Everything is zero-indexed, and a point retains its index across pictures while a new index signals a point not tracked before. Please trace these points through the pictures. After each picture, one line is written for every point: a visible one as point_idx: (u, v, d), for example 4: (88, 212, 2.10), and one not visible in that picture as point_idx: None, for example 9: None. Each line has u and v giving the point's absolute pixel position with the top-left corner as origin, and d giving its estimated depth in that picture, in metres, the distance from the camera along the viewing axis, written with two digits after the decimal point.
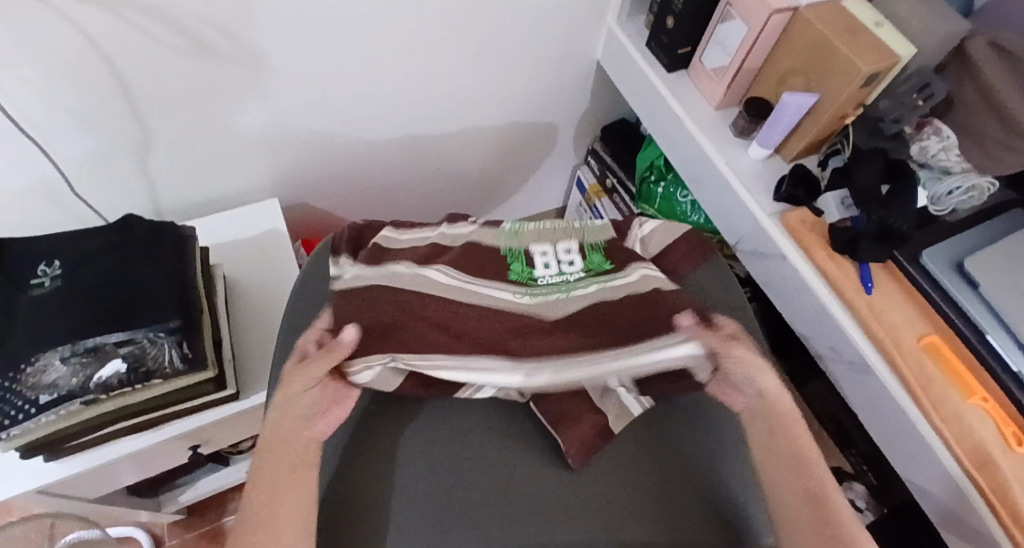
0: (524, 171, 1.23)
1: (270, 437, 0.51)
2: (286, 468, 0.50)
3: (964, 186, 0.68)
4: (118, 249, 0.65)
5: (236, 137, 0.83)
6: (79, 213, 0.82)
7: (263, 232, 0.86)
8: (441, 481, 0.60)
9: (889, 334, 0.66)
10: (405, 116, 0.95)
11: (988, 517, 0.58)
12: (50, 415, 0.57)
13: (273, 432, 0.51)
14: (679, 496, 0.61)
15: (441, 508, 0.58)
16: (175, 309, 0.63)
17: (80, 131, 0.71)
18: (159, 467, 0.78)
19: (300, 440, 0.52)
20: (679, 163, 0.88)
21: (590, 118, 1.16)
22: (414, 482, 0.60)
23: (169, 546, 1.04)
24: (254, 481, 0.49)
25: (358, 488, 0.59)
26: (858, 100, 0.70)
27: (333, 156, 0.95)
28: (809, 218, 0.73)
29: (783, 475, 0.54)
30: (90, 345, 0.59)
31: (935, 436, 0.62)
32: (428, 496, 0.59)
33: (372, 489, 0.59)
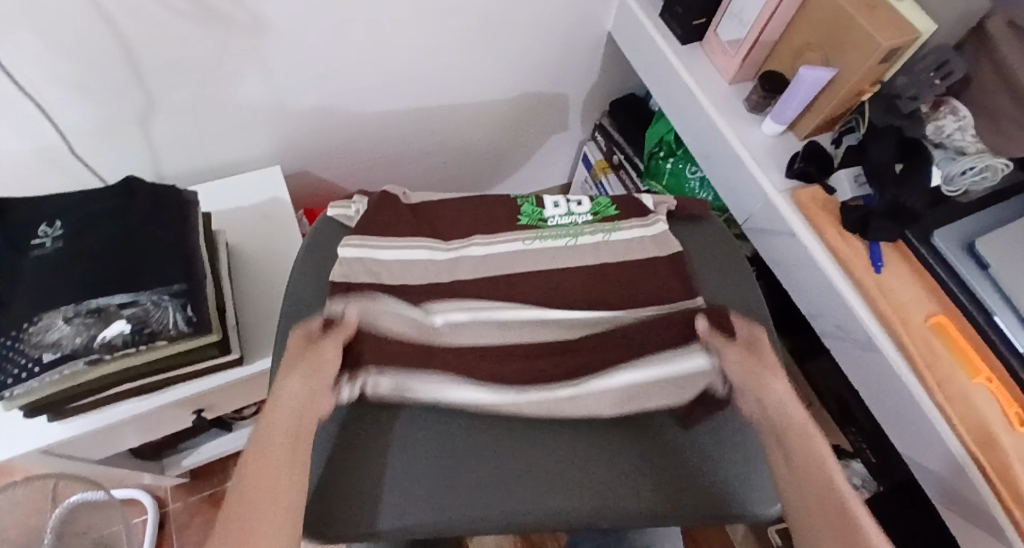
0: (530, 145, 1.22)
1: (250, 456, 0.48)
2: (267, 483, 0.46)
3: (979, 167, 0.67)
4: (120, 211, 0.64)
5: (240, 102, 0.81)
6: (82, 178, 0.81)
7: (266, 200, 0.86)
8: (432, 447, 0.57)
9: (897, 312, 0.65)
10: (410, 85, 0.93)
11: (988, 495, 0.59)
12: (53, 375, 0.57)
13: (255, 451, 0.48)
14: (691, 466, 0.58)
15: (436, 474, 0.56)
16: (179, 272, 0.62)
17: (82, 95, 0.70)
18: (163, 430, 0.78)
19: (271, 455, 0.48)
20: (689, 138, 0.88)
21: (600, 92, 1.14)
22: (406, 447, 0.57)
23: (173, 509, 1.06)
24: (231, 496, 0.45)
25: (358, 458, 0.56)
26: (876, 77, 0.69)
27: (338, 124, 0.94)
28: (821, 196, 0.73)
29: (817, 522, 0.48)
30: (94, 306, 0.58)
31: (938, 415, 0.62)
32: (420, 461, 0.57)
33: (361, 447, 0.57)
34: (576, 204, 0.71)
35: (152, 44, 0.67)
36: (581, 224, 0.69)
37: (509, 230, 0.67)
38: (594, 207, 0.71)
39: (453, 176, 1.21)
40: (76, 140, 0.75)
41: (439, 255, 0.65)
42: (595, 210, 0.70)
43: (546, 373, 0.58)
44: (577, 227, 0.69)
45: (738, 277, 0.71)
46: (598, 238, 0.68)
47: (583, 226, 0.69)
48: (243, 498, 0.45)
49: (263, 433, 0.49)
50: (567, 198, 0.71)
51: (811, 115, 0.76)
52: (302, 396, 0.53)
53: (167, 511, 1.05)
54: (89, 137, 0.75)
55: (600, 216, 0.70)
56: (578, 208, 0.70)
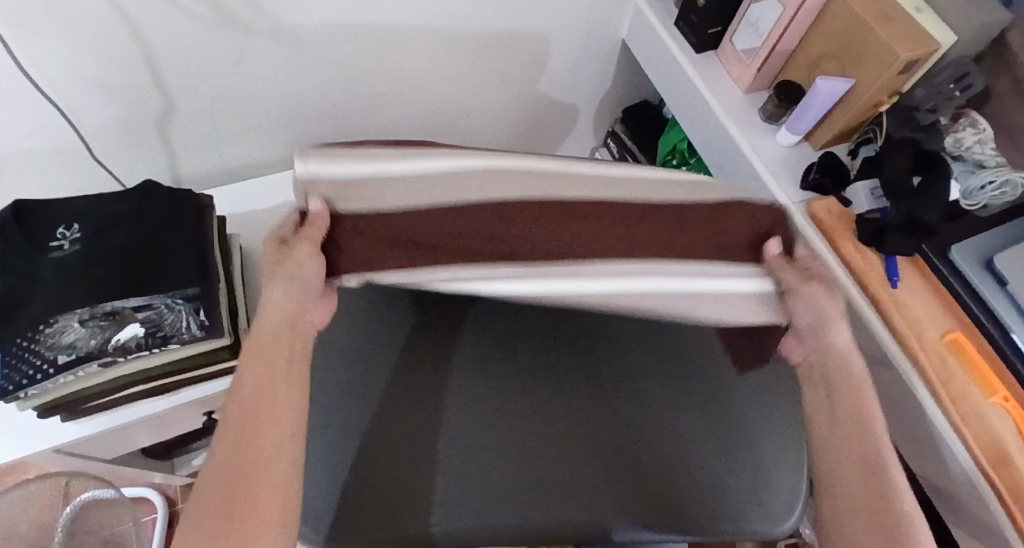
0: (543, 151, 1.22)
1: (233, 413, 0.44)
2: (241, 443, 0.42)
3: (998, 181, 0.65)
4: (136, 214, 0.65)
5: (255, 108, 0.82)
6: (100, 179, 0.82)
7: (279, 203, 0.86)
8: (484, 400, 0.58)
9: (911, 327, 0.65)
10: (425, 92, 0.93)
11: (1003, 517, 0.58)
12: (67, 375, 0.58)
13: (237, 409, 0.44)
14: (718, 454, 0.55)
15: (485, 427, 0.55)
16: (192, 276, 0.63)
17: (101, 98, 0.71)
18: (174, 431, 0.79)
19: (252, 423, 0.43)
20: (703, 148, 0.87)
21: (612, 99, 1.14)
22: (463, 396, 0.58)
23: (181, 508, 1.07)
24: (205, 471, 0.41)
25: (402, 406, 0.56)
26: (893, 88, 0.68)
27: (350, 129, 0.94)
28: (835, 207, 0.72)
29: (854, 484, 0.46)
30: (110, 309, 0.59)
31: (953, 433, 0.61)
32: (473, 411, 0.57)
33: (408, 406, 0.56)
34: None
35: (171, 49, 0.68)
36: None
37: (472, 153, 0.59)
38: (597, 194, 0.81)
39: None
40: (96, 143, 0.76)
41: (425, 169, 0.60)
42: None
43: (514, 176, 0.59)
44: None
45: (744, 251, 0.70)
46: None
47: None
48: (218, 468, 0.40)
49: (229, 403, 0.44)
50: None
51: (827, 126, 0.75)
52: (289, 310, 0.51)
53: (177, 510, 1.06)
54: (109, 140, 0.77)
55: None
56: None
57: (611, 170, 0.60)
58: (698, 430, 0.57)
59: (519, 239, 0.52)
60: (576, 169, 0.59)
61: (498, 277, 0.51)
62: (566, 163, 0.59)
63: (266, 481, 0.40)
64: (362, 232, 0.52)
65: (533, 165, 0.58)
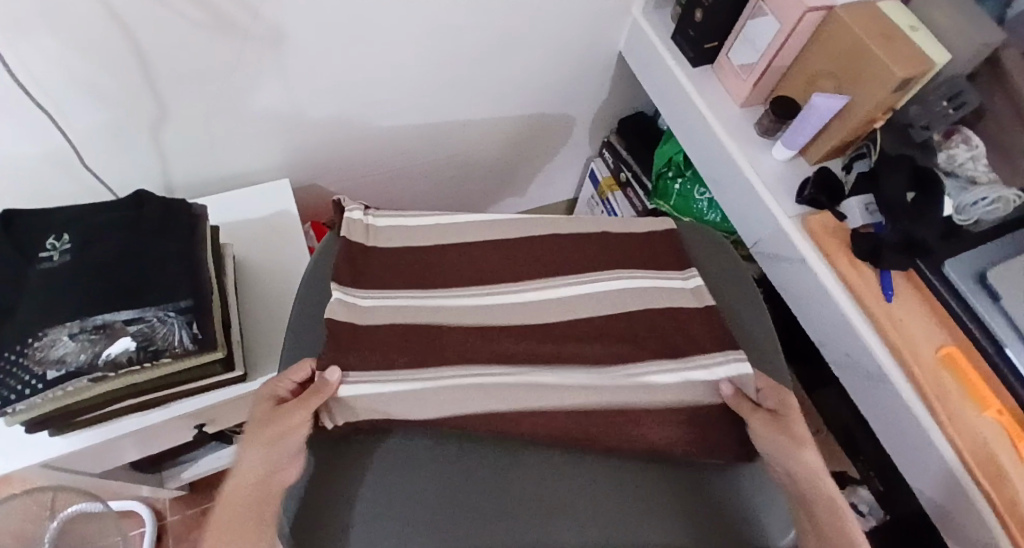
0: (539, 161, 1.22)
1: (229, 492, 0.49)
2: (235, 523, 0.46)
3: (990, 198, 0.66)
4: (128, 226, 0.64)
5: (248, 117, 0.82)
6: (90, 185, 0.80)
7: (274, 213, 0.85)
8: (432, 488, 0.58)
9: (907, 344, 0.65)
10: (421, 101, 0.93)
11: (1000, 534, 0.58)
12: (57, 390, 0.56)
13: (233, 487, 0.49)
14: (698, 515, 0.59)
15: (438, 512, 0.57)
16: (185, 288, 0.62)
17: (93, 104, 0.70)
18: (163, 444, 0.78)
19: (235, 505, 0.47)
20: (699, 161, 0.87)
21: (607, 111, 1.14)
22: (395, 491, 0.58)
23: (169, 520, 1.05)
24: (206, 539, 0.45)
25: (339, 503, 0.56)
26: (890, 105, 0.69)
27: (344, 138, 0.94)
28: (832, 223, 0.72)
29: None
30: (99, 322, 0.58)
31: (948, 449, 0.61)
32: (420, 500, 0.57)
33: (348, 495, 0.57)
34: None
35: (166, 53, 0.68)
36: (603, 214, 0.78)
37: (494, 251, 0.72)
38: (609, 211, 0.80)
39: (460, 191, 1.21)
40: (87, 150, 0.75)
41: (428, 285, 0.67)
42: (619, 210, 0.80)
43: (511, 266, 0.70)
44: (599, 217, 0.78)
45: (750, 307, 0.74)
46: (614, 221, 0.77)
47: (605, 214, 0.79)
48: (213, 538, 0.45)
49: (229, 488, 0.49)
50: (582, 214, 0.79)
51: (823, 142, 0.75)
52: (262, 470, 0.50)
53: (165, 523, 1.05)
54: (100, 147, 0.76)
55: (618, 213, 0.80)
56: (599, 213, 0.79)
57: (581, 352, 0.63)
58: (690, 499, 0.60)
59: (475, 352, 0.61)
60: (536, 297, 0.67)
61: (445, 380, 0.59)
62: (550, 282, 0.69)
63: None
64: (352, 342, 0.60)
65: (508, 298, 0.67)
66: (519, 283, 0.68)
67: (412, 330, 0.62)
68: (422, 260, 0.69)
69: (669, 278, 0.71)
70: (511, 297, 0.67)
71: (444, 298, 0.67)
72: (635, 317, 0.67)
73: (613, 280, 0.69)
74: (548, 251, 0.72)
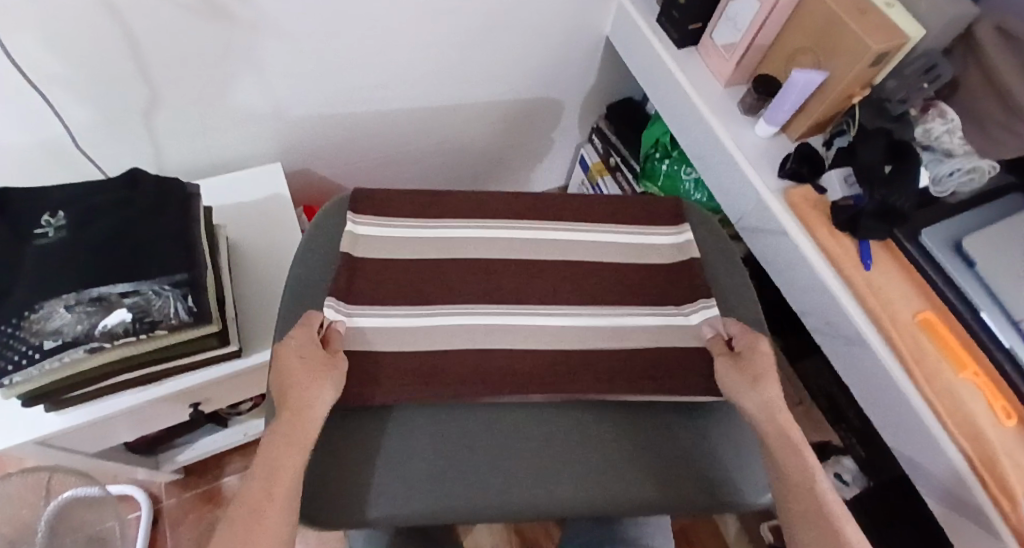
0: (529, 147, 1.24)
1: (284, 400, 0.55)
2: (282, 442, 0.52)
3: (965, 168, 0.69)
4: (124, 201, 0.65)
5: (240, 101, 0.83)
6: (82, 171, 0.81)
7: (266, 195, 0.86)
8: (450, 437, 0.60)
9: (885, 309, 0.67)
10: (416, 86, 0.95)
11: (977, 488, 0.60)
12: (54, 361, 0.57)
13: (285, 394, 0.55)
14: (686, 458, 0.62)
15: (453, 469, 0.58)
16: (180, 263, 0.63)
17: (85, 90, 0.70)
18: (161, 423, 0.79)
19: (299, 413, 0.54)
20: (684, 140, 0.90)
21: (596, 95, 1.16)
22: (402, 446, 0.59)
23: (166, 505, 1.06)
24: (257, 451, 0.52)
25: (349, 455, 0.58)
26: (866, 80, 0.71)
27: (339, 122, 0.95)
28: (812, 195, 0.74)
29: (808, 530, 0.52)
30: (95, 295, 0.59)
31: (926, 408, 0.63)
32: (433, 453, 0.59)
33: (365, 446, 0.59)
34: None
35: (158, 39, 0.68)
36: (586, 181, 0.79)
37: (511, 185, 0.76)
38: None
39: (451, 176, 1.22)
40: (81, 135, 0.76)
41: (480, 232, 0.71)
42: None
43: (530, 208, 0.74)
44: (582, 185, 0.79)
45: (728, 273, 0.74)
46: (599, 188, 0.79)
47: None
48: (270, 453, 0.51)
49: (288, 393, 0.55)
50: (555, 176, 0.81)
51: (802, 117, 0.77)
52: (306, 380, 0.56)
53: (161, 508, 1.06)
54: (94, 133, 0.76)
55: None
56: None
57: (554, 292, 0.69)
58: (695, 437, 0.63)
59: (464, 212, 0.73)
60: (546, 236, 0.72)
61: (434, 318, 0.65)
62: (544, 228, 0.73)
63: (273, 502, 0.49)
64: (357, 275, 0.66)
65: (492, 234, 0.72)
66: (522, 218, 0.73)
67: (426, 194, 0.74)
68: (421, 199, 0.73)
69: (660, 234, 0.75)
70: (495, 232, 0.72)
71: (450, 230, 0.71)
72: (620, 267, 0.72)
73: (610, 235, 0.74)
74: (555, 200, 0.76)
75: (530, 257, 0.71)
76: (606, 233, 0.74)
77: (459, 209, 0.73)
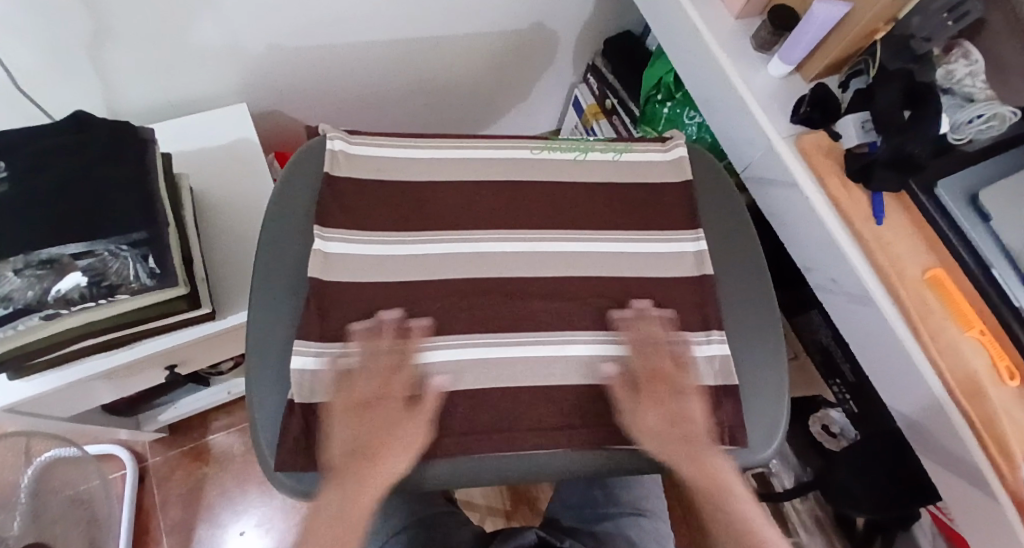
0: (519, 87, 1.16)
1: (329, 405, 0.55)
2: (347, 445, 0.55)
3: (987, 115, 0.63)
4: (70, 150, 0.58)
5: (201, 34, 0.74)
6: (27, 114, 0.73)
7: (234, 141, 0.79)
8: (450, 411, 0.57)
9: (893, 265, 0.64)
10: (397, 17, 0.86)
11: (974, 447, 0.59)
12: (7, 330, 0.53)
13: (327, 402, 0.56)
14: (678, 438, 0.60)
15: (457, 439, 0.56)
16: (138, 219, 0.57)
17: (19, 22, 0.62)
18: (137, 386, 0.75)
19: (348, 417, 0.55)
20: (690, 81, 0.84)
21: (593, 29, 1.08)
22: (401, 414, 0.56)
23: (151, 462, 1.04)
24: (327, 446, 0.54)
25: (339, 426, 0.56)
26: (892, 14, 0.64)
27: (309, 56, 0.86)
28: (824, 143, 0.70)
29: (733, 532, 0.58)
30: (45, 257, 0.53)
31: (928, 367, 0.61)
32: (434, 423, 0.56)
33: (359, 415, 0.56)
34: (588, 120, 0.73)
35: None
36: (592, 142, 0.72)
37: (515, 142, 0.70)
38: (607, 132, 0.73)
39: (437, 118, 1.15)
40: (21, 74, 0.68)
41: (456, 245, 0.63)
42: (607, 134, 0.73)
43: (526, 204, 0.66)
44: (587, 144, 0.71)
45: (738, 284, 0.67)
46: (607, 156, 0.71)
47: (594, 144, 0.71)
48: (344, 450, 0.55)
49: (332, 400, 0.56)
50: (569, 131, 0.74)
51: (819, 56, 0.72)
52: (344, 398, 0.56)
53: (147, 466, 1.04)
54: (34, 71, 0.68)
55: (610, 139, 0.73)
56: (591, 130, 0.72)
57: (560, 323, 0.60)
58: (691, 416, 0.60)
59: (447, 218, 0.64)
60: (544, 249, 0.64)
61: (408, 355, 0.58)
62: (543, 237, 0.65)
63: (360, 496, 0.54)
64: (334, 305, 0.59)
65: (483, 247, 0.63)
66: (522, 225, 0.65)
67: (401, 194, 0.65)
68: (406, 199, 0.64)
69: (677, 237, 0.67)
70: (485, 241, 0.63)
71: (440, 245, 0.63)
72: (628, 284, 0.64)
73: (618, 242, 0.66)
74: (559, 195, 0.68)
75: (526, 277, 0.63)
76: (618, 236, 0.66)
77: (444, 219, 0.64)
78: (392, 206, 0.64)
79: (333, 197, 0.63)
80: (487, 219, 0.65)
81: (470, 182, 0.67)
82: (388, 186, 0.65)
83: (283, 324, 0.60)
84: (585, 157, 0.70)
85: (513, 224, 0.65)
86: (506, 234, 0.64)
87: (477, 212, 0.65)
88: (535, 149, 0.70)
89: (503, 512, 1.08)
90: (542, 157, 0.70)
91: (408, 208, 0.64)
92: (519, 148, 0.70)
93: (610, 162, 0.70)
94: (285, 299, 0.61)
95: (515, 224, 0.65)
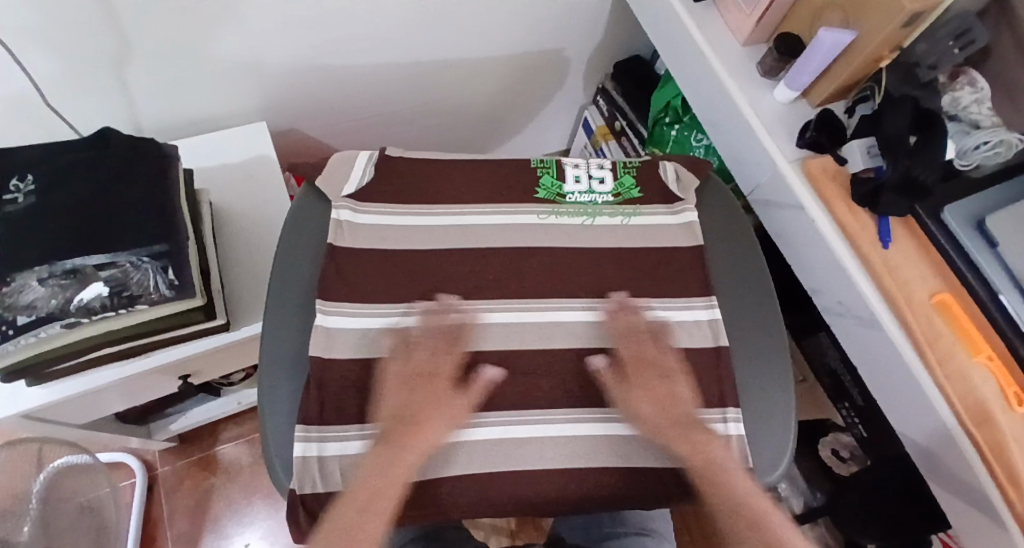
0: (530, 108, 1.18)
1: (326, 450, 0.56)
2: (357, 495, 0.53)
3: (993, 141, 0.64)
4: (95, 165, 0.60)
5: (221, 54, 0.77)
6: (55, 131, 0.76)
7: (253, 158, 0.81)
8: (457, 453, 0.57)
9: (900, 288, 0.64)
10: (410, 41, 0.89)
11: (983, 474, 0.59)
12: (30, 337, 0.54)
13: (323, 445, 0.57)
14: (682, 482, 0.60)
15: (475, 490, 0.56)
16: (158, 231, 0.59)
17: (53, 41, 0.65)
18: (152, 394, 0.77)
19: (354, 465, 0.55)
20: (698, 104, 0.85)
21: (603, 51, 1.10)
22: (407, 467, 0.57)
23: (160, 471, 1.05)
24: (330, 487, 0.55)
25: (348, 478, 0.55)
26: (897, 42, 0.65)
27: (325, 78, 0.89)
28: (831, 167, 0.70)
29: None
30: (69, 267, 0.55)
31: (935, 392, 0.62)
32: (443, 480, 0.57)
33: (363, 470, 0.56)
34: (598, 181, 0.71)
35: None
36: (601, 204, 0.70)
37: (526, 202, 0.69)
38: (617, 186, 0.71)
39: (449, 138, 1.18)
40: (49, 90, 0.70)
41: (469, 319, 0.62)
42: (618, 189, 0.71)
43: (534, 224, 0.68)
44: (596, 206, 0.70)
45: (747, 313, 0.68)
46: (615, 221, 0.69)
47: (602, 206, 0.70)
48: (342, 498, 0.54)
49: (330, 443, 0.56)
50: (589, 172, 0.72)
51: (826, 81, 0.73)
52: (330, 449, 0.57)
53: (156, 474, 1.05)
54: (64, 89, 0.71)
55: (621, 196, 0.71)
56: (600, 183, 0.71)
57: (567, 402, 0.60)
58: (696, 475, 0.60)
59: (457, 288, 0.64)
60: (552, 268, 0.66)
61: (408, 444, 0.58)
62: (552, 255, 0.66)
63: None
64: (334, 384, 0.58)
65: (495, 316, 0.63)
66: (527, 247, 0.66)
67: (405, 266, 0.64)
68: (414, 269, 0.64)
69: (690, 309, 0.66)
70: (494, 258, 0.65)
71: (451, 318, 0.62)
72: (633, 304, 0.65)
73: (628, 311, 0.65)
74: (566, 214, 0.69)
75: (533, 311, 0.63)
76: (624, 257, 0.68)
77: (457, 288, 0.64)
78: (399, 279, 0.63)
79: (335, 268, 0.63)
80: (495, 241, 0.66)
81: (479, 203, 0.68)
82: (396, 255, 0.64)
83: (293, 338, 0.61)
84: (592, 223, 0.69)
85: (522, 244, 0.66)
86: (513, 254, 0.66)
87: (486, 235, 0.66)
88: (544, 214, 0.68)
89: (508, 531, 1.08)
90: (550, 223, 0.68)
91: (419, 278, 0.64)
92: (527, 212, 0.68)
93: (622, 227, 0.69)
94: (296, 311, 0.62)
95: (522, 243, 0.66)
